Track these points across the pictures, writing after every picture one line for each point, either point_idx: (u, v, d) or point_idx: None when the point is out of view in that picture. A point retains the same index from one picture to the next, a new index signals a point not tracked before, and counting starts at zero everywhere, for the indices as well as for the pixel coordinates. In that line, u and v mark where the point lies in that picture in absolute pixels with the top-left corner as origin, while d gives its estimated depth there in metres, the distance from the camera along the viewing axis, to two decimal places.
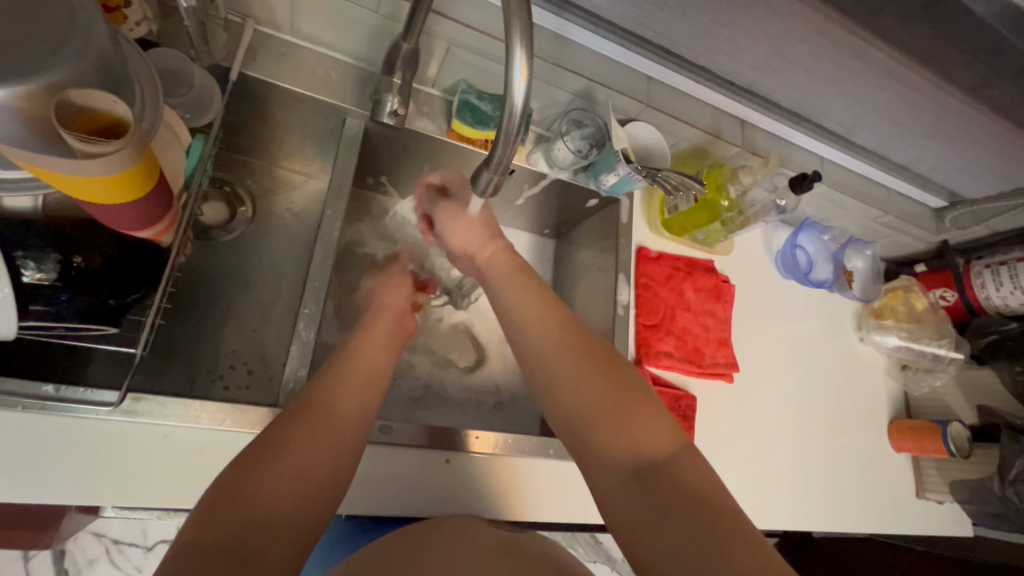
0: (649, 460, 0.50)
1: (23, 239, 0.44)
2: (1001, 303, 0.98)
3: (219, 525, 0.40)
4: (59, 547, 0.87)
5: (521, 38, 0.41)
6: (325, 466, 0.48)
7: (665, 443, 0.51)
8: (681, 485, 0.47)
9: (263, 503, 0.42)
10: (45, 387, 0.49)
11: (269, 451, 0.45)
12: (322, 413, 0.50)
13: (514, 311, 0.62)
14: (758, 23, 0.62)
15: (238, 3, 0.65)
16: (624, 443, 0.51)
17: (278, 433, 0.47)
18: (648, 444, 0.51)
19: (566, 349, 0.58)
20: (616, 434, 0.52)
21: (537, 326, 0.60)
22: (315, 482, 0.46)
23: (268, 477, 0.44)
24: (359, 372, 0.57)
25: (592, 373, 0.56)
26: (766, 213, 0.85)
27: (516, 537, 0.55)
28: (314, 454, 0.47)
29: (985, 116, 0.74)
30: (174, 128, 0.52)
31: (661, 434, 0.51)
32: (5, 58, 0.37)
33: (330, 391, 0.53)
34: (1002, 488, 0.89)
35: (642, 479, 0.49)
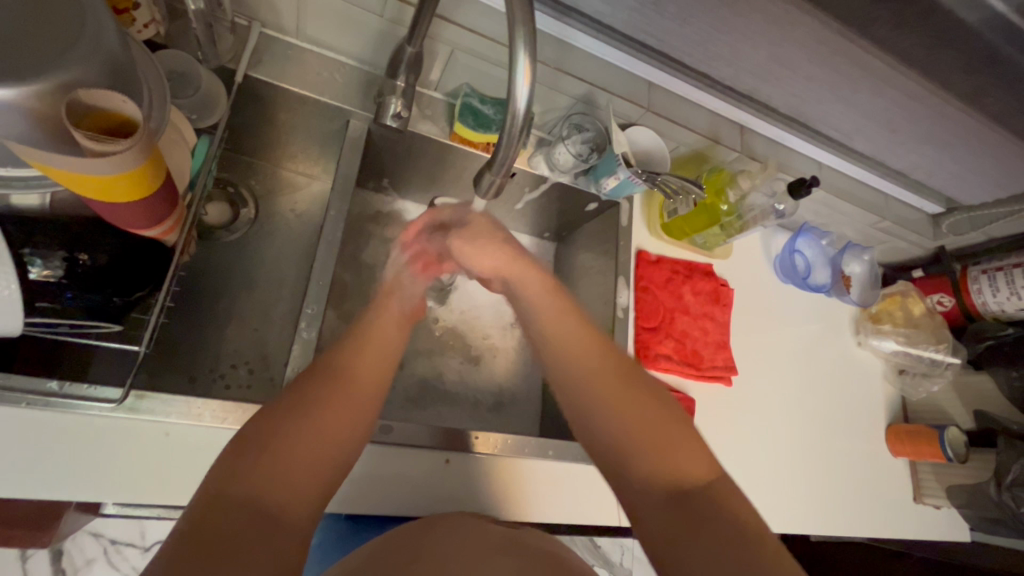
0: (684, 479, 0.51)
1: (31, 236, 0.44)
2: (998, 308, 0.98)
3: (239, 485, 0.42)
4: (57, 546, 0.87)
5: (524, 42, 0.42)
6: (338, 434, 0.50)
7: (700, 464, 0.52)
8: (715, 505, 0.49)
9: (281, 465, 0.45)
10: (50, 383, 0.49)
11: (289, 419, 0.48)
12: (338, 387, 0.53)
13: (549, 329, 0.64)
14: (757, 30, 0.63)
15: (244, 6, 0.65)
16: (659, 461, 0.53)
17: (296, 402, 0.50)
18: (685, 467, 0.52)
19: (606, 368, 0.60)
20: (652, 452, 0.53)
21: (577, 344, 0.62)
22: (329, 450, 0.49)
23: (286, 443, 0.46)
24: (374, 353, 0.58)
25: (627, 394, 0.58)
26: (765, 217, 0.85)
27: (517, 534, 0.56)
28: (329, 423, 0.50)
29: (981, 123, 0.75)
30: (179, 127, 0.52)
31: (696, 457, 0.53)
32: (15, 59, 0.37)
33: (347, 368, 0.55)
34: (999, 493, 0.90)
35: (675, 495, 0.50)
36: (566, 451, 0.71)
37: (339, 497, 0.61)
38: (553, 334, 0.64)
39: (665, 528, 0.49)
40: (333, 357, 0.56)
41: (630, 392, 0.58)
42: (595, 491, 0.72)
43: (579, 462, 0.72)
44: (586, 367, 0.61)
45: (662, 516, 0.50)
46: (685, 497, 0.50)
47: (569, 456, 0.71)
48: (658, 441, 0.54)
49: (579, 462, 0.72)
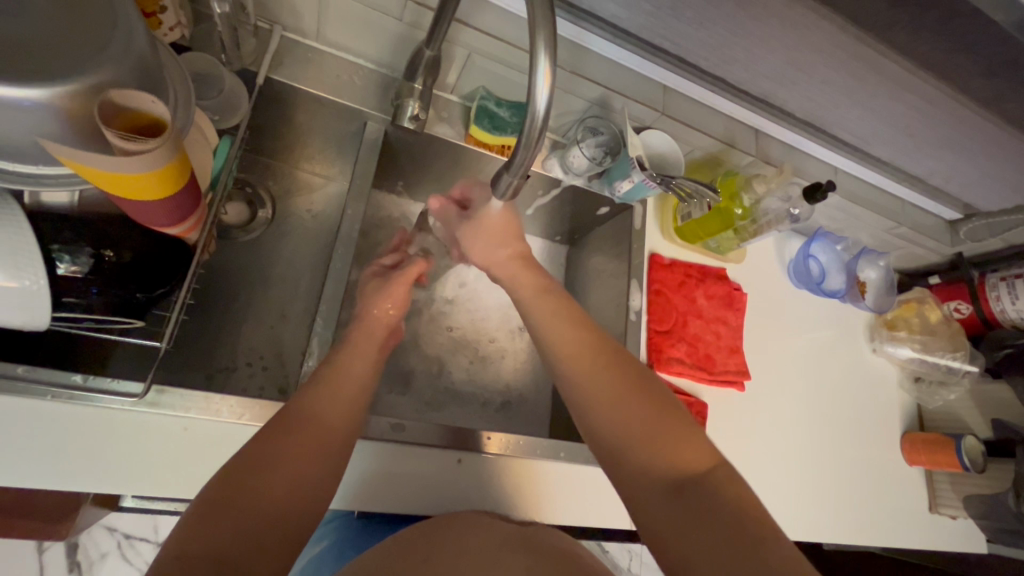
0: (685, 471, 0.50)
1: (60, 231, 0.46)
2: (1017, 316, 0.96)
3: (201, 537, 0.40)
4: (73, 540, 0.89)
5: (545, 47, 0.43)
6: (303, 474, 0.47)
7: (700, 454, 0.52)
8: (717, 492, 0.48)
9: (247, 511, 0.43)
10: (74, 376, 0.50)
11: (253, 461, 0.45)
12: (308, 423, 0.51)
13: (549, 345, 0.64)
14: (774, 33, 0.64)
15: (267, 10, 0.67)
16: (656, 458, 0.52)
17: (264, 442, 0.47)
18: (686, 457, 0.51)
19: (603, 373, 0.59)
20: (650, 448, 0.53)
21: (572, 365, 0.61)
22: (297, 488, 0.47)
23: (250, 488, 0.44)
24: (343, 391, 0.56)
25: (627, 392, 0.57)
26: (780, 221, 0.83)
27: (522, 529, 0.56)
28: (297, 461, 0.48)
29: (1001, 127, 0.74)
30: (204, 129, 0.53)
31: (696, 447, 0.52)
32: (52, 61, 0.39)
33: (316, 406, 0.53)
34: (1017, 504, 0.88)
35: (675, 488, 0.50)
36: (577, 453, 0.71)
37: (353, 494, 0.61)
38: (555, 348, 0.64)
39: (669, 520, 0.48)
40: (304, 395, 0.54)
41: (626, 390, 0.57)
42: (607, 494, 0.72)
43: (590, 464, 0.72)
44: (582, 378, 0.60)
45: (665, 509, 0.49)
46: (686, 489, 0.49)
47: (581, 458, 0.71)
48: (658, 437, 0.53)
49: (590, 465, 0.72)
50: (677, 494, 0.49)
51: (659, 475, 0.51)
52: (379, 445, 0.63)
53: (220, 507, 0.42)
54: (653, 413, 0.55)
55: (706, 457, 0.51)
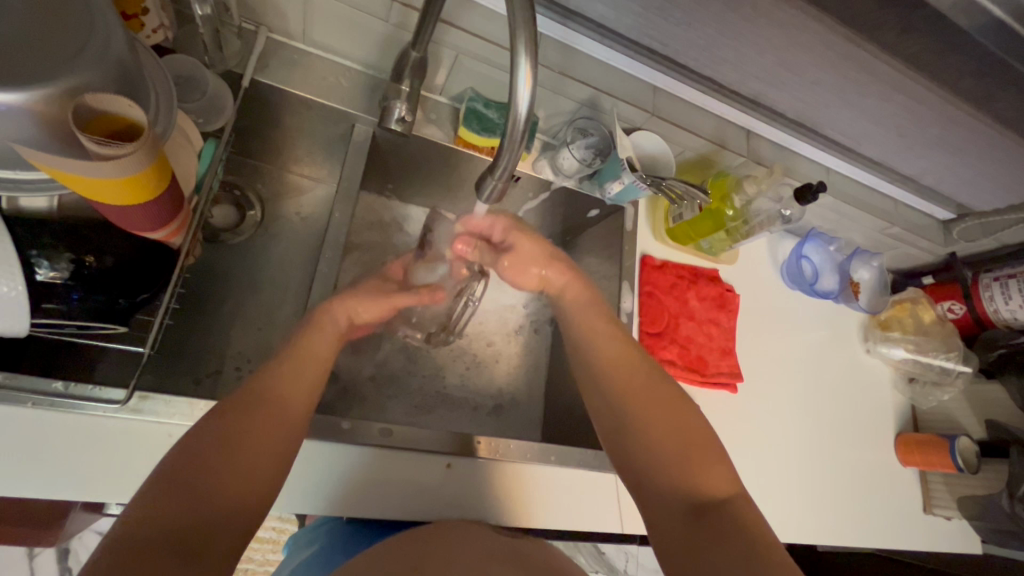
0: (706, 494, 0.52)
1: (39, 237, 0.45)
2: (1010, 316, 0.96)
3: (159, 520, 0.39)
4: (64, 546, 0.88)
5: (525, 48, 0.42)
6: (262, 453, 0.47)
7: (723, 481, 0.53)
8: (737, 521, 0.49)
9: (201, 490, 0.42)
10: (54, 384, 0.50)
11: (209, 453, 0.44)
12: (267, 404, 0.50)
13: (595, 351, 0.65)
14: (763, 34, 0.63)
15: (251, 11, 0.66)
16: (682, 475, 0.53)
17: (224, 431, 0.46)
18: (709, 482, 0.53)
19: (643, 386, 0.61)
20: (678, 466, 0.54)
21: (615, 373, 0.62)
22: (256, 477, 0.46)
23: (208, 477, 0.43)
24: (300, 377, 0.55)
25: (664, 408, 0.59)
26: (771, 223, 0.84)
27: (513, 542, 0.56)
28: (258, 450, 0.47)
29: (991, 126, 0.74)
30: (186, 131, 0.53)
31: (721, 474, 0.53)
32: (24, 65, 0.38)
33: (275, 383, 0.53)
34: (1011, 505, 0.88)
35: (695, 508, 0.51)
36: (568, 456, 0.71)
37: (341, 500, 0.61)
38: (602, 354, 0.65)
39: (683, 537, 0.50)
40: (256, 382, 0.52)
41: (664, 407, 0.59)
42: (597, 496, 0.71)
43: (580, 466, 0.71)
44: (621, 387, 0.61)
45: (683, 525, 0.51)
46: (706, 511, 0.50)
47: (572, 461, 0.71)
48: (688, 456, 0.54)
49: (582, 468, 0.72)
50: (696, 513, 0.51)
51: (680, 492, 0.53)
52: (369, 449, 0.63)
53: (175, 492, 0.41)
54: (688, 434, 0.56)
55: (730, 486, 0.52)
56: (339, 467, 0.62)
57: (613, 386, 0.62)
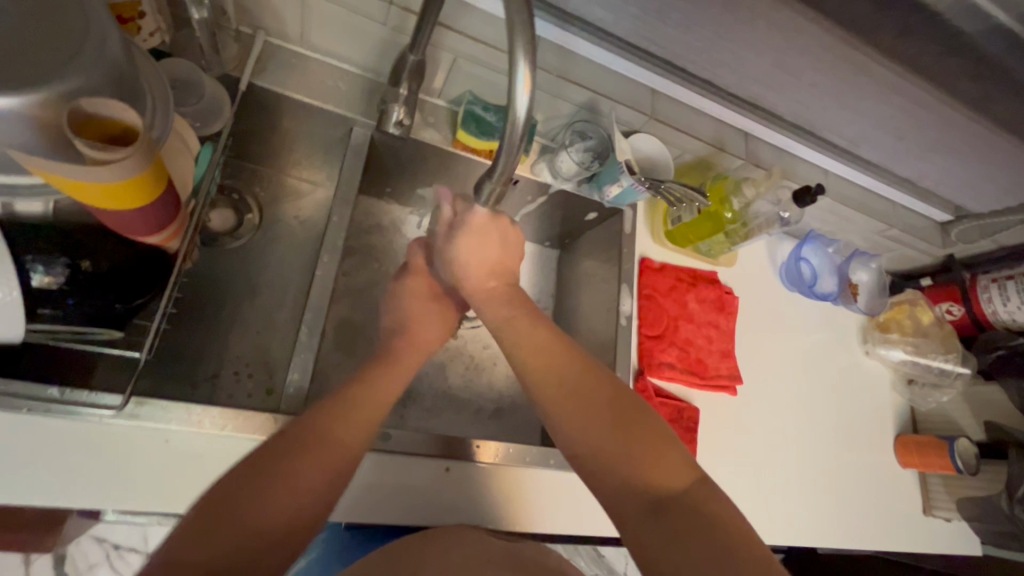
0: (661, 488, 0.51)
1: (31, 242, 0.45)
2: (1009, 318, 0.96)
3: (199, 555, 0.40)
4: (60, 551, 0.87)
5: (523, 52, 0.42)
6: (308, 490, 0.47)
7: (680, 474, 0.52)
8: (694, 510, 0.49)
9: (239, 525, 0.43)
10: (51, 390, 0.49)
11: (254, 483, 0.45)
12: (319, 441, 0.50)
13: (522, 356, 0.63)
14: (761, 37, 0.63)
15: (249, 15, 0.66)
16: (637, 476, 0.52)
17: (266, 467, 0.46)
18: (665, 478, 0.52)
19: (576, 389, 0.59)
20: (634, 466, 0.53)
21: (546, 374, 0.61)
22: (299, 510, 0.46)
23: (251, 506, 0.44)
24: (357, 414, 0.54)
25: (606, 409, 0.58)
26: (770, 225, 0.84)
27: (510, 546, 0.55)
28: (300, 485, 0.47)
29: (988, 128, 0.74)
30: (183, 135, 0.53)
31: (677, 467, 0.53)
32: (19, 69, 0.38)
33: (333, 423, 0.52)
34: (1010, 506, 0.88)
35: (654, 508, 0.50)
36: (568, 460, 0.70)
37: (339, 507, 0.61)
38: (528, 360, 0.63)
39: (648, 539, 0.49)
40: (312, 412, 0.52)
41: (602, 409, 0.58)
42: (597, 501, 0.71)
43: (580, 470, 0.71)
44: (557, 394, 0.60)
45: (644, 526, 0.50)
46: (665, 510, 0.50)
47: (572, 465, 0.70)
48: (638, 455, 0.54)
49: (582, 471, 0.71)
50: (656, 513, 0.50)
51: (636, 494, 0.52)
52: (367, 455, 0.63)
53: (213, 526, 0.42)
54: (637, 431, 0.55)
55: (685, 475, 0.52)
56: None
57: (547, 394, 0.60)
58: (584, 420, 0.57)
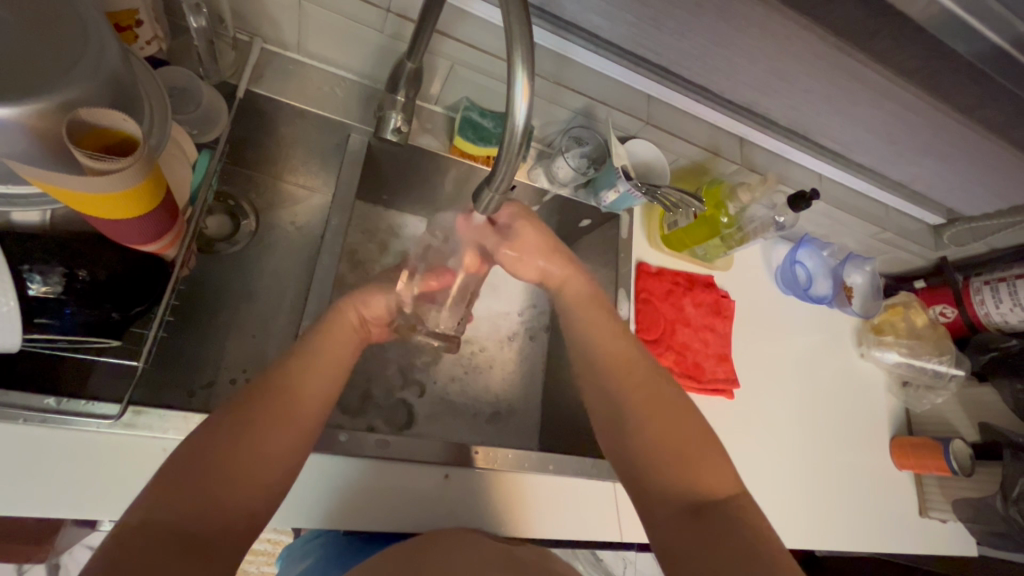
0: (706, 493, 0.52)
1: (29, 251, 0.44)
2: (1002, 320, 0.97)
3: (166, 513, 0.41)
4: (54, 561, 0.87)
5: (522, 60, 0.42)
6: (274, 456, 0.48)
7: (723, 480, 0.53)
8: (735, 519, 0.49)
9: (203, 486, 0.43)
10: (47, 399, 0.49)
11: (220, 447, 0.46)
12: (281, 404, 0.51)
13: (594, 345, 0.65)
14: (755, 44, 0.64)
15: (246, 22, 0.66)
16: (678, 477, 0.53)
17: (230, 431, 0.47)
18: (710, 481, 0.53)
19: (640, 383, 0.60)
20: (678, 462, 0.54)
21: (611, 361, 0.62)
22: (264, 475, 0.47)
23: (220, 469, 0.45)
24: (315, 377, 0.55)
25: (657, 402, 0.58)
26: (766, 228, 0.85)
27: (508, 547, 0.56)
28: (266, 446, 0.48)
29: (978, 133, 0.75)
30: (181, 143, 0.53)
31: (722, 472, 0.54)
32: (17, 80, 0.38)
33: (290, 386, 0.52)
34: (1005, 507, 0.89)
35: (694, 507, 0.51)
36: (566, 464, 0.71)
37: (337, 512, 0.60)
38: (597, 348, 0.64)
39: (681, 535, 0.50)
40: (267, 380, 0.52)
41: (657, 399, 0.59)
42: (594, 506, 0.71)
43: (579, 476, 0.71)
44: (619, 383, 0.61)
45: (681, 527, 0.50)
46: (706, 511, 0.51)
47: (570, 469, 0.71)
48: (688, 454, 0.54)
49: (580, 477, 0.72)
50: (697, 515, 0.51)
51: (678, 492, 0.53)
52: (365, 460, 0.63)
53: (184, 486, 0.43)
54: (688, 430, 0.56)
55: (729, 487, 0.53)
56: (338, 479, 0.61)
57: (613, 374, 0.62)
58: (637, 408, 0.58)
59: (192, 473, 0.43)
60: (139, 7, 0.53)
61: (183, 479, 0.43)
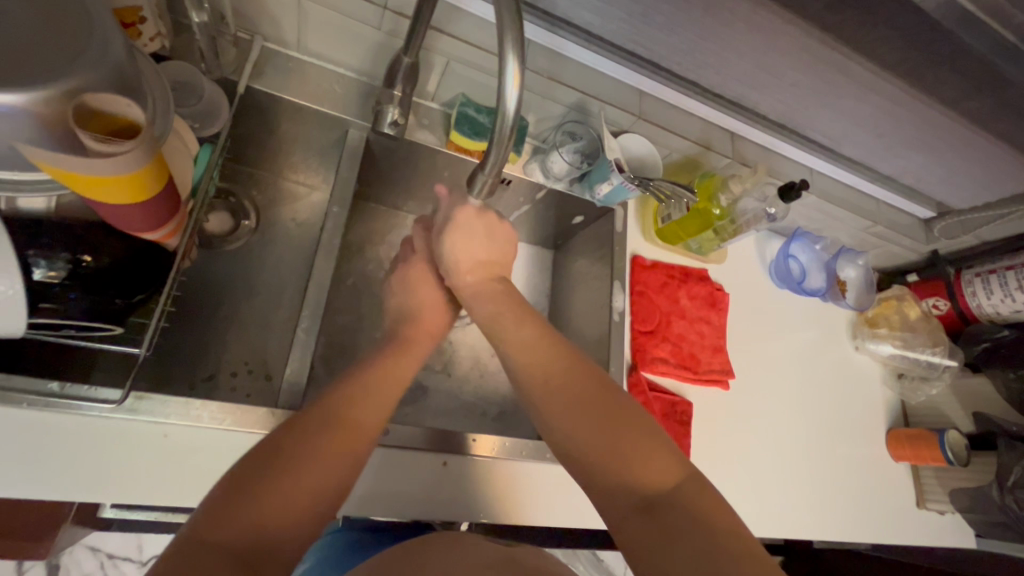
0: (652, 489, 0.50)
1: (36, 237, 0.45)
2: (993, 311, 0.98)
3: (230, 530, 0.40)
4: (54, 560, 0.87)
5: (513, 49, 0.44)
6: (333, 476, 0.48)
7: (665, 471, 0.51)
8: (686, 512, 0.48)
9: (264, 500, 0.43)
10: (50, 384, 0.50)
11: (283, 461, 0.46)
12: (342, 421, 0.51)
13: (514, 354, 0.64)
14: (743, 38, 0.66)
15: (247, 21, 0.68)
16: (623, 476, 0.52)
17: (292, 445, 0.47)
18: (650, 475, 0.51)
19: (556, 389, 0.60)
20: (614, 460, 0.53)
21: (533, 361, 0.62)
22: (321, 493, 0.47)
23: (280, 482, 0.44)
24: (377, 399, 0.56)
25: (584, 398, 0.58)
26: (758, 221, 0.86)
27: (506, 549, 0.54)
28: (327, 464, 0.48)
29: (964, 125, 0.77)
30: (183, 136, 0.54)
31: (660, 463, 0.52)
32: (27, 67, 0.39)
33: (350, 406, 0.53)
34: (1002, 496, 0.90)
35: (643, 509, 0.49)
36: (563, 454, 0.71)
37: None
38: (519, 356, 0.64)
39: (641, 541, 0.48)
40: (330, 400, 0.53)
41: (583, 394, 0.58)
42: (592, 497, 0.72)
43: None
44: (543, 384, 0.60)
45: (634, 530, 0.49)
46: (654, 507, 0.49)
47: None
48: (624, 453, 0.53)
49: None
50: (646, 515, 0.49)
51: (628, 493, 0.51)
52: (366, 449, 0.64)
53: (247, 496, 0.42)
54: (624, 420, 0.55)
55: (673, 474, 0.51)
56: None
57: (534, 379, 0.61)
58: (559, 413, 0.58)
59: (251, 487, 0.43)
60: (143, 4, 0.54)
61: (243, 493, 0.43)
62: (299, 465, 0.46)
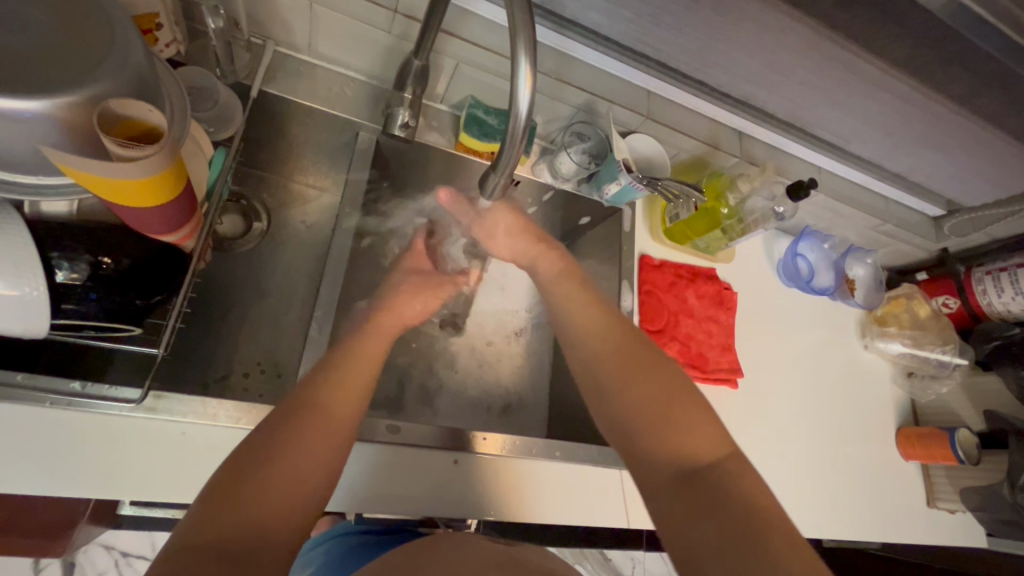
0: (698, 460, 0.50)
1: (59, 239, 0.46)
2: (1004, 309, 0.98)
3: (220, 527, 0.40)
4: (69, 559, 0.88)
5: (525, 51, 0.44)
6: (317, 464, 0.47)
7: (712, 445, 0.51)
8: (730, 484, 0.47)
9: (250, 495, 0.42)
10: (72, 384, 0.50)
11: (265, 454, 0.45)
12: (320, 408, 0.51)
13: (568, 323, 0.65)
14: (751, 37, 0.66)
15: (260, 26, 0.69)
16: (669, 443, 0.51)
17: (273, 438, 0.47)
18: (697, 445, 0.51)
19: (612, 353, 0.60)
20: (655, 433, 0.52)
21: (587, 329, 0.63)
22: (309, 481, 0.46)
23: (265, 476, 0.44)
24: (355, 380, 0.55)
25: (635, 364, 0.58)
26: (766, 221, 0.84)
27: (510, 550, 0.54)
28: (311, 451, 0.48)
29: (974, 122, 0.77)
30: (199, 140, 0.55)
31: (708, 436, 0.52)
32: (51, 76, 0.40)
33: (323, 392, 0.52)
34: (1013, 494, 0.88)
35: (686, 478, 0.49)
36: (573, 452, 0.72)
37: (348, 499, 0.61)
38: (571, 325, 0.65)
39: (679, 509, 0.47)
40: (303, 389, 0.52)
41: (634, 363, 0.58)
42: (600, 495, 0.72)
43: (586, 464, 0.72)
44: (596, 351, 0.61)
45: (674, 498, 0.48)
46: (696, 480, 0.49)
47: (576, 457, 0.72)
48: (667, 419, 0.53)
49: (585, 465, 0.73)
50: (688, 484, 0.49)
51: (672, 462, 0.51)
52: (379, 447, 0.64)
53: (232, 495, 0.42)
54: (673, 391, 0.55)
55: (719, 449, 0.51)
56: (347, 467, 0.62)
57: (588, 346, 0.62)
58: (608, 376, 0.58)
59: (235, 486, 0.42)
60: (159, 11, 0.55)
61: (228, 492, 0.42)
62: (282, 455, 0.45)
